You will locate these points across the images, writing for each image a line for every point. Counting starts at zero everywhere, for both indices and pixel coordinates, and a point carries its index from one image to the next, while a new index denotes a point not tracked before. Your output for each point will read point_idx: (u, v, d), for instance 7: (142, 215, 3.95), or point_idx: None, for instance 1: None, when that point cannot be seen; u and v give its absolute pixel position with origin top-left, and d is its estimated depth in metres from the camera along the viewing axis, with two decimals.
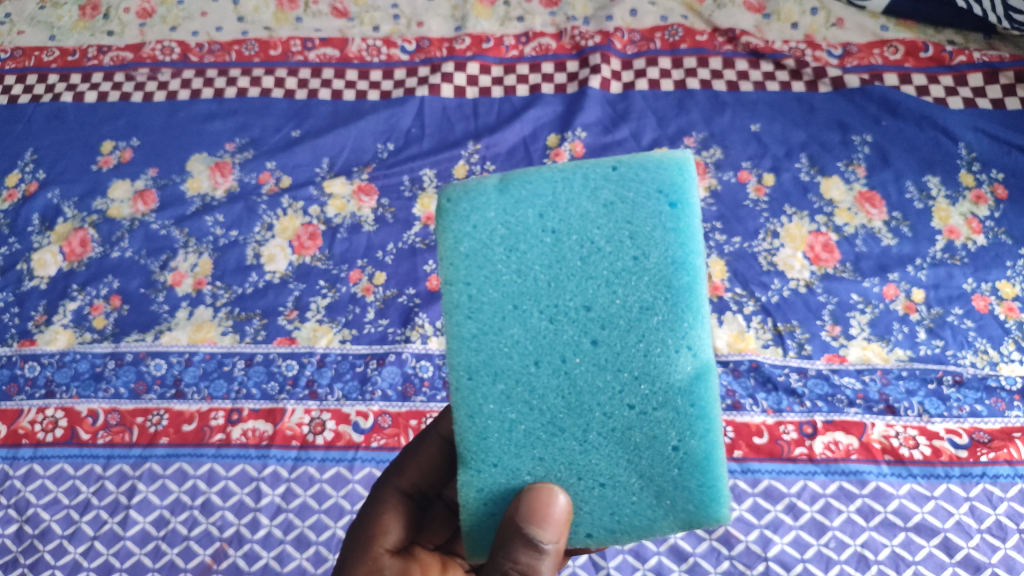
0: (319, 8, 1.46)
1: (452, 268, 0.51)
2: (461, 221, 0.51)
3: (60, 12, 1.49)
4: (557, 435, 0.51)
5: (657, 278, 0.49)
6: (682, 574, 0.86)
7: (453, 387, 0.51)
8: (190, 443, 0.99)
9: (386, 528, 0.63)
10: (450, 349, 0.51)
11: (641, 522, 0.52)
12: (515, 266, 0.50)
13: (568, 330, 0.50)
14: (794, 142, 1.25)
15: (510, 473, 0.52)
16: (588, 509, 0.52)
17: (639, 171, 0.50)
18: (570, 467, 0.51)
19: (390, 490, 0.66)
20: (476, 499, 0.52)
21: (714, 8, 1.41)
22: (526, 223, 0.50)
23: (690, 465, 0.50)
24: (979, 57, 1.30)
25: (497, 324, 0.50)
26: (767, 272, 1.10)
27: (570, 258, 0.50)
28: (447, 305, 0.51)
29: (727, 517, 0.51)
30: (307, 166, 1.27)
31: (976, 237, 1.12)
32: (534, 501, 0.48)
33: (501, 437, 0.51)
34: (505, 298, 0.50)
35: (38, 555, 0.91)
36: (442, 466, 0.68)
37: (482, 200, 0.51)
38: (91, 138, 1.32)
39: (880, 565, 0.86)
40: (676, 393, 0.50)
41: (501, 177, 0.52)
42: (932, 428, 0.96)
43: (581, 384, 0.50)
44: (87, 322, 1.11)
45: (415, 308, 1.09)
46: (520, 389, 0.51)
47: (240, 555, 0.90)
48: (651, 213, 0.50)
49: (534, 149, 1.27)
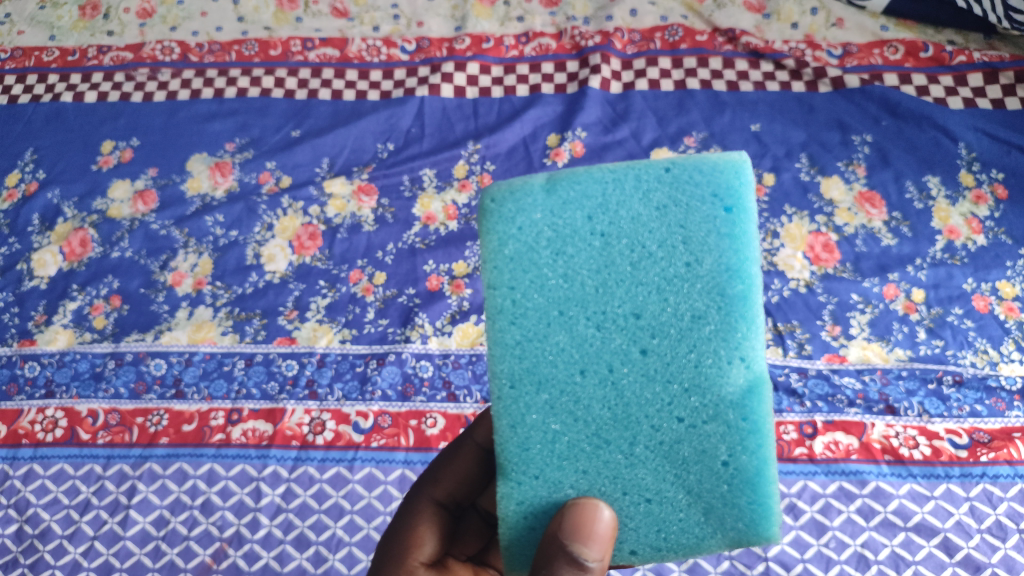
0: (319, 8, 1.46)
1: (497, 272, 0.50)
2: (506, 222, 0.50)
3: (60, 12, 1.49)
4: (603, 447, 0.51)
5: (711, 285, 0.49)
6: (682, 574, 0.86)
7: (496, 395, 0.51)
8: (190, 443, 0.99)
9: (421, 540, 0.62)
10: (493, 356, 0.51)
11: (689, 540, 0.52)
12: (562, 270, 0.50)
13: (616, 338, 0.50)
14: (794, 142, 1.25)
15: (552, 485, 0.51)
16: (633, 526, 0.52)
17: (694, 173, 0.50)
18: (615, 480, 0.51)
19: (424, 500, 0.66)
20: (516, 512, 0.52)
21: (714, 8, 1.41)
22: (574, 225, 0.50)
23: (740, 482, 0.51)
24: (980, 57, 1.30)
25: (542, 330, 0.50)
26: (767, 272, 1.10)
27: (620, 263, 0.49)
28: (491, 310, 0.50)
29: (775, 536, 0.52)
30: (307, 167, 1.27)
31: (976, 237, 1.12)
32: (578, 517, 0.48)
33: (544, 448, 0.51)
34: (551, 304, 0.50)
35: (38, 555, 0.91)
36: (477, 476, 0.68)
37: (529, 201, 0.50)
38: (91, 138, 1.32)
39: (880, 565, 0.86)
40: (727, 406, 0.50)
41: (548, 176, 0.51)
42: (932, 428, 0.96)
43: (629, 395, 0.50)
44: (87, 322, 1.11)
45: (415, 308, 1.09)
46: (565, 399, 0.50)
47: (240, 555, 0.90)
48: (705, 218, 0.49)
49: (534, 149, 1.26)
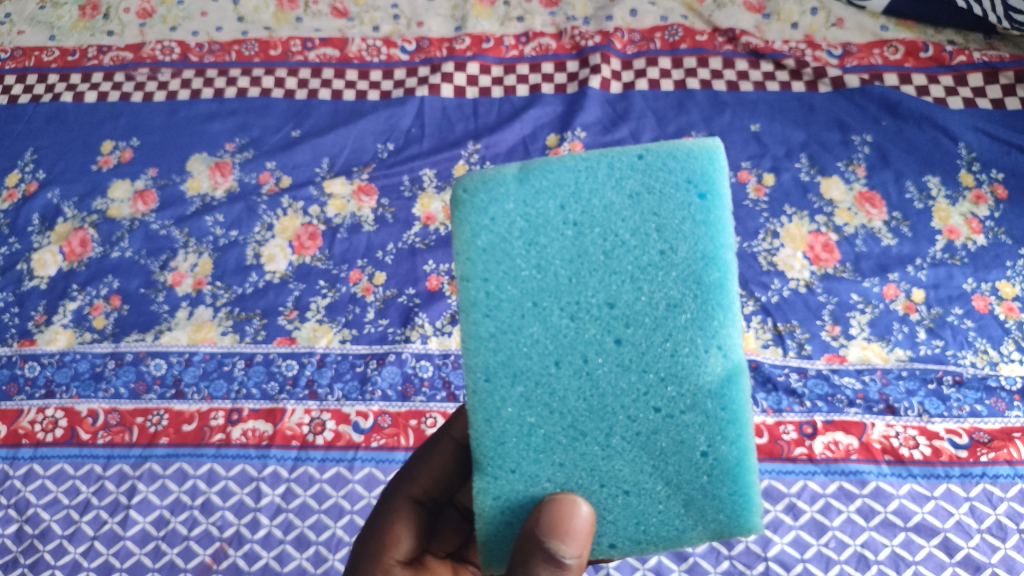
0: (319, 8, 1.46)
1: (469, 264, 0.50)
2: (478, 213, 0.50)
3: (60, 11, 1.49)
4: (579, 439, 0.51)
5: (686, 273, 0.49)
6: (682, 574, 0.86)
7: (470, 389, 0.51)
8: (190, 443, 0.99)
9: (397, 538, 0.63)
10: (467, 349, 0.50)
11: (669, 532, 0.52)
12: (535, 260, 0.49)
13: (591, 328, 0.50)
14: (794, 142, 1.25)
15: (529, 479, 0.51)
16: (612, 519, 0.52)
17: (668, 159, 0.50)
18: (592, 473, 0.51)
19: (401, 498, 0.66)
20: (492, 507, 0.52)
21: (714, 8, 1.41)
22: (547, 215, 0.50)
23: (720, 472, 0.51)
24: (980, 57, 1.30)
25: (516, 322, 0.50)
26: (767, 272, 1.10)
27: (593, 253, 0.49)
28: (464, 302, 0.50)
29: (757, 526, 0.53)
30: (307, 167, 1.27)
31: (976, 237, 1.12)
32: (555, 513, 0.48)
33: (519, 442, 0.51)
34: (524, 295, 0.50)
35: (38, 555, 0.91)
36: (455, 472, 0.68)
37: (501, 191, 0.50)
38: (91, 138, 1.32)
39: (880, 565, 0.86)
40: (705, 395, 0.50)
41: (520, 166, 0.51)
42: (932, 428, 0.96)
43: (604, 385, 0.50)
44: (87, 322, 1.11)
45: (415, 309, 1.09)
46: (540, 391, 0.50)
47: (240, 555, 0.90)
48: (680, 205, 0.49)
49: (534, 149, 1.26)
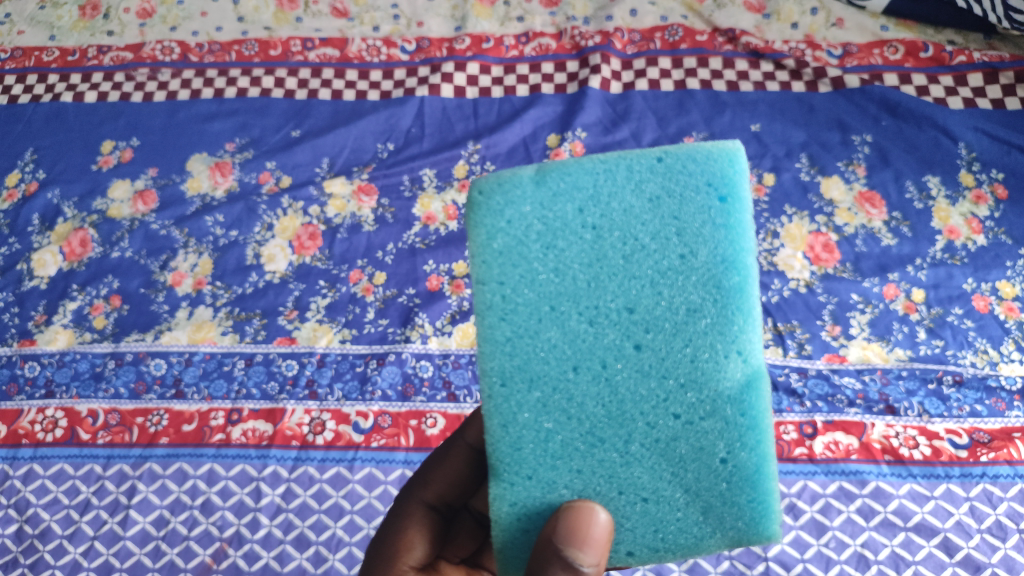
0: (319, 8, 1.46)
1: (485, 266, 0.50)
2: (494, 215, 0.50)
3: (60, 11, 1.49)
4: (597, 445, 0.51)
5: (707, 277, 0.49)
6: (682, 574, 0.86)
7: (486, 393, 0.51)
8: (190, 443, 0.99)
9: (411, 544, 0.62)
10: (483, 353, 0.50)
11: (687, 540, 0.52)
12: (553, 264, 0.49)
13: (609, 334, 0.49)
14: (794, 142, 1.25)
15: (545, 486, 0.51)
16: (629, 526, 0.52)
17: (688, 162, 0.50)
18: (610, 480, 0.51)
19: (414, 503, 0.66)
20: (508, 514, 0.52)
21: (714, 8, 1.41)
22: (565, 218, 0.50)
23: (739, 479, 0.51)
24: (980, 57, 1.30)
25: (533, 326, 0.50)
26: (767, 272, 1.10)
27: (612, 256, 0.49)
28: (480, 306, 0.50)
29: (776, 533, 0.52)
30: (307, 167, 1.27)
31: (975, 237, 1.12)
32: (573, 521, 0.48)
33: (537, 447, 0.51)
34: (541, 299, 0.50)
35: (38, 555, 0.91)
36: (468, 477, 0.67)
37: (518, 193, 0.50)
38: (91, 139, 1.32)
39: (880, 565, 0.86)
40: (724, 401, 0.50)
41: (536, 168, 0.51)
42: (932, 428, 0.96)
43: (623, 391, 0.50)
44: (87, 322, 1.11)
45: (415, 309, 1.09)
46: (557, 397, 0.50)
47: (240, 555, 0.90)
48: (700, 208, 0.49)
49: (534, 149, 1.26)
